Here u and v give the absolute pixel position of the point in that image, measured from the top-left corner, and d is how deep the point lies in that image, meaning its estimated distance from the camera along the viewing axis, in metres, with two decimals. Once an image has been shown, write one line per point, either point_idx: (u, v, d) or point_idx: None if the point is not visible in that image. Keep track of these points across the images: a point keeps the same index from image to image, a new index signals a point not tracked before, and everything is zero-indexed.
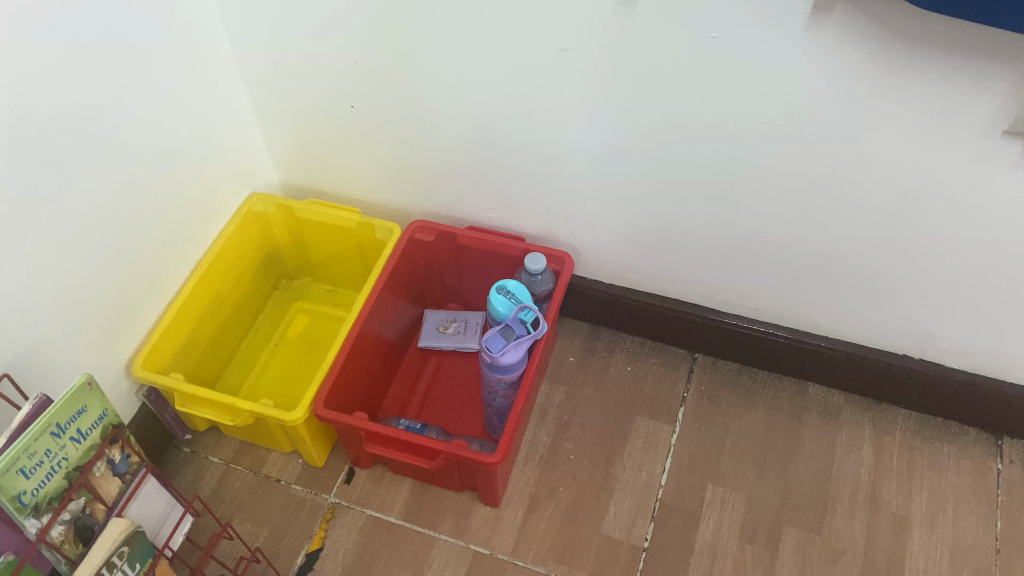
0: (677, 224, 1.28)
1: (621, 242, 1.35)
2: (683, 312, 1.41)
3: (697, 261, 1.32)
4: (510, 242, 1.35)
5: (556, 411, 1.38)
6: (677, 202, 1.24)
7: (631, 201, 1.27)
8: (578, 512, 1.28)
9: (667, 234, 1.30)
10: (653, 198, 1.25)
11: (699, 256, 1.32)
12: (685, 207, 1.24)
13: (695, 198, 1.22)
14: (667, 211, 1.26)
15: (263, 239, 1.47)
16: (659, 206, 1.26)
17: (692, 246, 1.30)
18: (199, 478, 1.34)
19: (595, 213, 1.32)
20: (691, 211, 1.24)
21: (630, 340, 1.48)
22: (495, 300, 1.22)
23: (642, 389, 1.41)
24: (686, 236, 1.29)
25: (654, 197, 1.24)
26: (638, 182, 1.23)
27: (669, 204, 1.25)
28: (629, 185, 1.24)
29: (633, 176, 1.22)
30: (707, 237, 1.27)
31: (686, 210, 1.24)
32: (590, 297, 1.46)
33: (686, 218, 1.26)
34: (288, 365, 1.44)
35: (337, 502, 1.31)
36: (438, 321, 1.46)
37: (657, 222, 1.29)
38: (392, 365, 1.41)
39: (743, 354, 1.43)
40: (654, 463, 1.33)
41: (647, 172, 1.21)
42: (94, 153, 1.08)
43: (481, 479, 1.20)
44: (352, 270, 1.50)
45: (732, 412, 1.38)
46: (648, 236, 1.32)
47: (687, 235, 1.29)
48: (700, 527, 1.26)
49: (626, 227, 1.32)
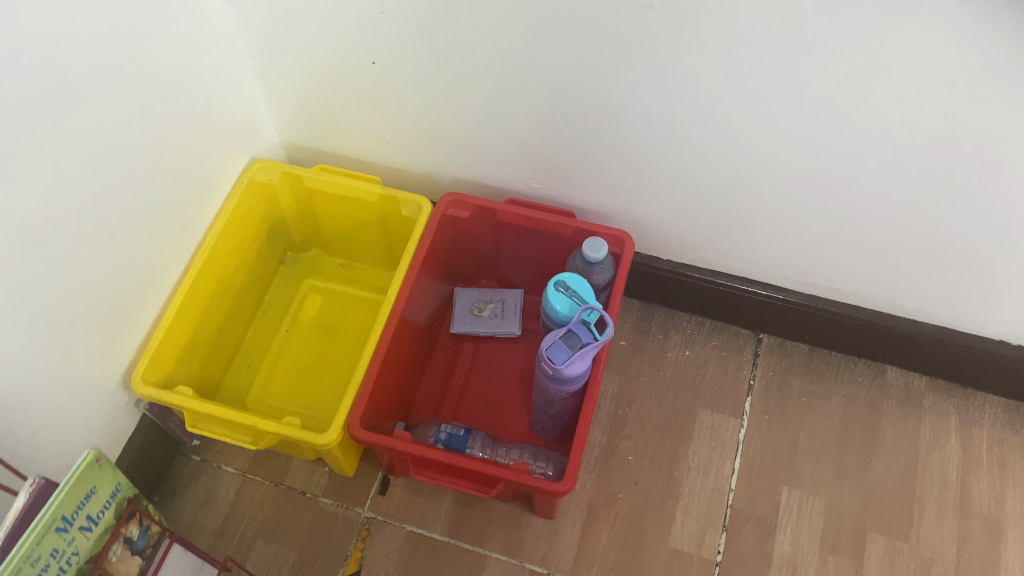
0: (757, 208, 1.10)
1: (686, 219, 1.17)
2: (750, 292, 1.25)
3: (776, 243, 1.15)
4: (561, 220, 1.16)
5: (609, 406, 1.24)
6: (763, 188, 1.05)
7: (707, 179, 1.08)
8: (642, 523, 1.16)
9: (743, 217, 1.12)
10: (731, 181, 1.06)
11: (780, 238, 1.14)
12: (770, 191, 1.06)
13: (786, 182, 1.03)
14: (747, 194, 1.08)
15: (267, 212, 1.27)
16: (739, 189, 1.07)
17: (771, 228, 1.13)
18: (214, 493, 1.19)
19: (661, 188, 1.13)
20: (777, 198, 1.06)
21: (686, 319, 1.33)
22: (554, 298, 1.06)
23: (703, 378, 1.26)
24: (765, 219, 1.11)
25: (735, 182, 1.06)
26: (717, 167, 1.04)
27: (752, 190, 1.06)
28: (704, 166, 1.05)
29: (712, 158, 1.03)
30: (793, 220, 1.10)
31: (771, 197, 1.06)
32: (643, 273, 1.29)
33: (770, 201, 1.07)
34: (304, 358, 1.27)
35: (372, 517, 1.17)
36: (472, 304, 1.28)
37: (734, 203, 1.10)
38: (422, 357, 1.25)
39: (814, 336, 1.28)
40: (721, 464, 1.20)
41: (728, 156, 1.02)
42: (59, 145, 0.87)
43: (541, 501, 1.06)
44: (370, 244, 1.31)
45: (804, 403, 1.24)
46: (720, 215, 1.14)
47: (768, 218, 1.11)
48: (777, 536, 1.15)
49: (695, 204, 1.14)
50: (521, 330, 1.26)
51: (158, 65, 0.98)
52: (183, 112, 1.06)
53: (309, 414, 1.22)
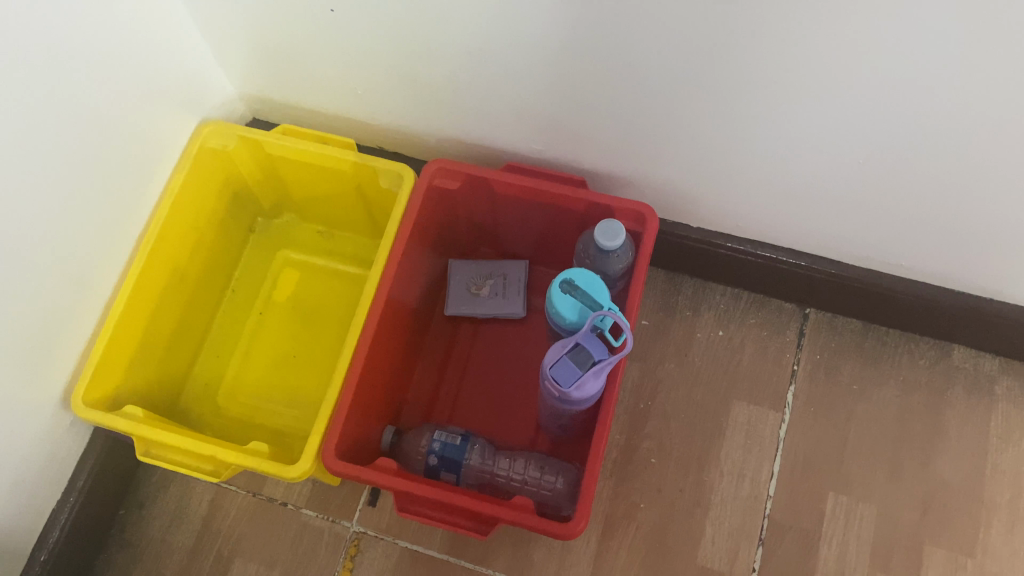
0: (811, 180, 0.89)
1: (721, 191, 0.97)
2: (797, 266, 1.06)
3: (832, 218, 0.95)
4: (570, 193, 0.97)
5: (629, 399, 1.08)
6: (822, 158, 0.84)
7: (751, 150, 0.87)
8: (665, 537, 1.02)
9: (792, 190, 0.92)
10: (782, 152, 0.85)
11: (836, 214, 0.94)
12: (828, 164, 0.85)
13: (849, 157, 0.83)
14: (800, 165, 0.87)
15: (226, 180, 1.09)
16: (790, 159, 0.86)
17: (826, 203, 0.93)
18: (186, 505, 1.07)
19: (691, 158, 0.92)
20: (839, 171, 0.86)
21: (721, 291, 1.14)
22: (559, 300, 0.88)
23: (738, 364, 1.10)
24: (823, 191, 0.90)
25: (787, 151, 0.85)
26: (765, 134, 0.83)
27: (809, 160, 0.85)
28: (749, 135, 0.84)
29: (760, 126, 0.82)
30: (855, 195, 0.89)
31: (833, 167, 0.85)
32: (670, 243, 1.10)
33: (828, 175, 0.87)
34: (280, 347, 1.12)
35: (361, 533, 1.04)
36: (469, 280, 1.11)
37: (782, 177, 0.90)
38: (413, 347, 1.08)
39: (870, 312, 1.10)
40: (758, 466, 1.05)
41: (782, 125, 0.80)
42: None
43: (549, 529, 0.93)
44: (350, 211, 1.13)
45: (856, 393, 1.08)
46: (764, 188, 0.93)
47: (823, 193, 0.91)
48: (821, 550, 1.01)
49: (734, 176, 0.93)
50: (526, 312, 1.09)
51: (55, 31, 0.78)
52: (101, 80, 0.86)
53: (287, 416, 1.07)
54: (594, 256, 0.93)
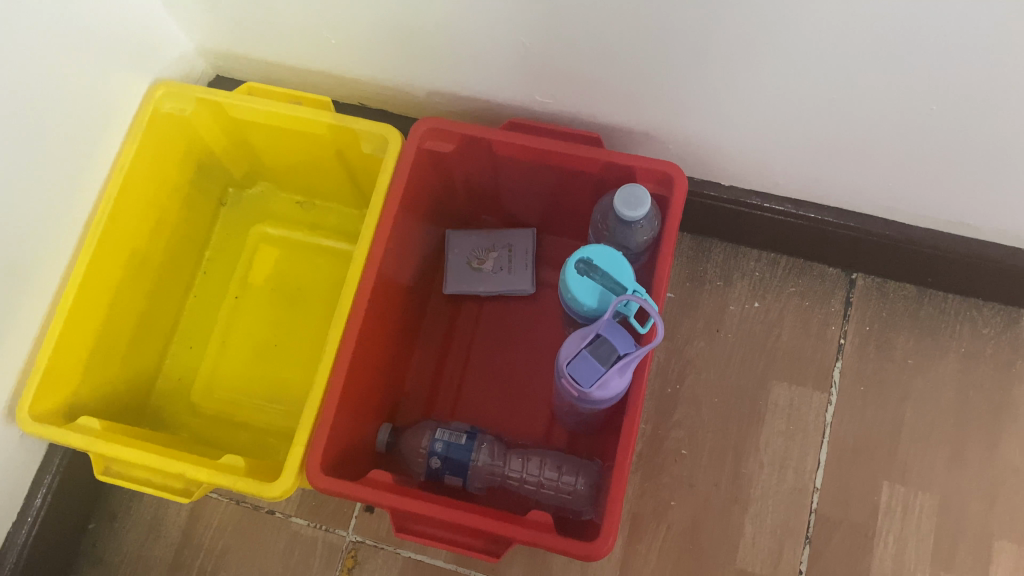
0: (870, 138, 0.75)
1: (760, 151, 0.83)
2: (846, 228, 0.92)
3: (890, 178, 0.81)
4: (584, 154, 0.83)
5: (655, 383, 0.96)
6: (886, 114, 0.70)
7: (798, 107, 0.72)
8: (700, 538, 0.91)
9: (845, 149, 0.78)
10: (838, 108, 0.71)
11: (896, 173, 0.80)
12: (892, 121, 0.71)
13: (921, 112, 0.68)
14: (858, 123, 0.72)
15: (187, 148, 0.95)
16: (847, 116, 0.72)
17: (886, 163, 0.78)
18: (161, 516, 0.96)
19: (725, 115, 0.78)
20: (905, 128, 0.71)
21: (755, 257, 1.01)
22: (575, 282, 0.76)
23: (777, 340, 0.97)
24: (883, 150, 0.76)
25: (843, 108, 0.70)
26: (818, 91, 0.68)
27: (869, 117, 0.71)
28: (798, 91, 0.70)
29: (814, 81, 0.67)
30: (923, 153, 0.75)
31: (898, 124, 0.71)
32: (698, 205, 0.96)
33: (892, 132, 0.73)
34: (260, 335, 0.99)
35: (359, 542, 0.93)
36: (470, 254, 0.99)
37: (835, 135, 0.76)
38: (409, 333, 0.96)
39: (927, 276, 0.96)
40: (802, 456, 0.93)
41: (841, 78, 0.66)
42: None
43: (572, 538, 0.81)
44: (332, 177, 0.99)
45: (911, 367, 0.95)
46: (812, 147, 0.79)
47: (883, 152, 0.77)
48: (876, 548, 0.90)
49: (775, 136, 0.79)
50: (534, 289, 0.97)
51: None
52: (18, 44, 0.71)
53: (270, 413, 0.96)
54: (614, 227, 0.80)
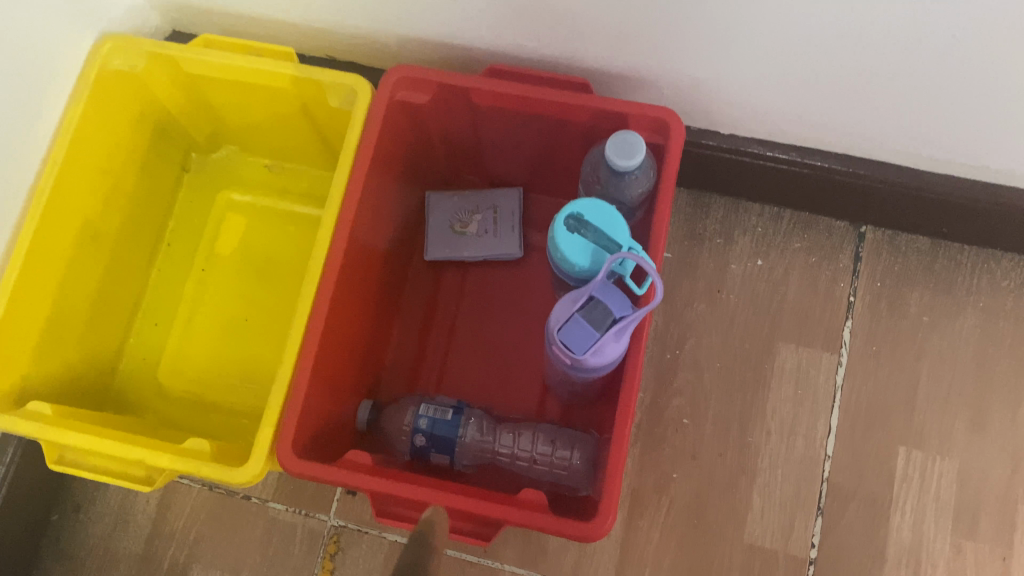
0: (884, 79, 0.68)
1: (763, 96, 0.76)
2: (855, 177, 0.85)
3: (904, 121, 0.75)
4: (572, 102, 0.76)
5: (653, 350, 0.90)
6: (904, 52, 0.63)
7: (806, 45, 0.65)
8: (705, 513, 0.86)
9: (856, 91, 0.71)
10: (852, 45, 0.64)
11: (910, 116, 0.74)
12: (910, 60, 0.64)
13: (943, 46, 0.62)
14: (872, 62, 0.66)
15: (141, 110, 0.87)
16: (860, 56, 0.65)
17: (901, 105, 0.72)
18: (129, 505, 0.89)
19: (724, 56, 0.71)
20: (925, 65, 0.65)
21: (758, 211, 0.94)
22: (566, 241, 0.68)
23: (782, 300, 0.91)
24: (897, 91, 0.70)
25: (856, 46, 0.64)
26: (831, 24, 0.61)
27: (885, 53, 0.64)
28: (808, 28, 0.63)
29: (826, 13, 0.60)
30: (943, 93, 0.68)
31: (915, 63, 0.65)
32: (695, 156, 0.89)
33: (909, 68, 0.66)
34: (229, 311, 0.93)
35: (341, 527, 0.87)
36: (452, 217, 0.92)
37: (845, 75, 0.69)
38: (389, 302, 0.89)
39: (942, 227, 0.90)
40: (812, 422, 0.88)
41: (857, 9, 0.59)
42: None
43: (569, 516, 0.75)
44: (300, 138, 0.92)
45: (926, 325, 0.90)
46: (820, 91, 0.73)
47: (898, 92, 0.70)
48: (892, 518, 0.85)
49: (779, 79, 0.72)
50: (522, 253, 0.91)
51: None
52: None
53: (243, 393, 0.89)
54: (606, 179, 0.73)
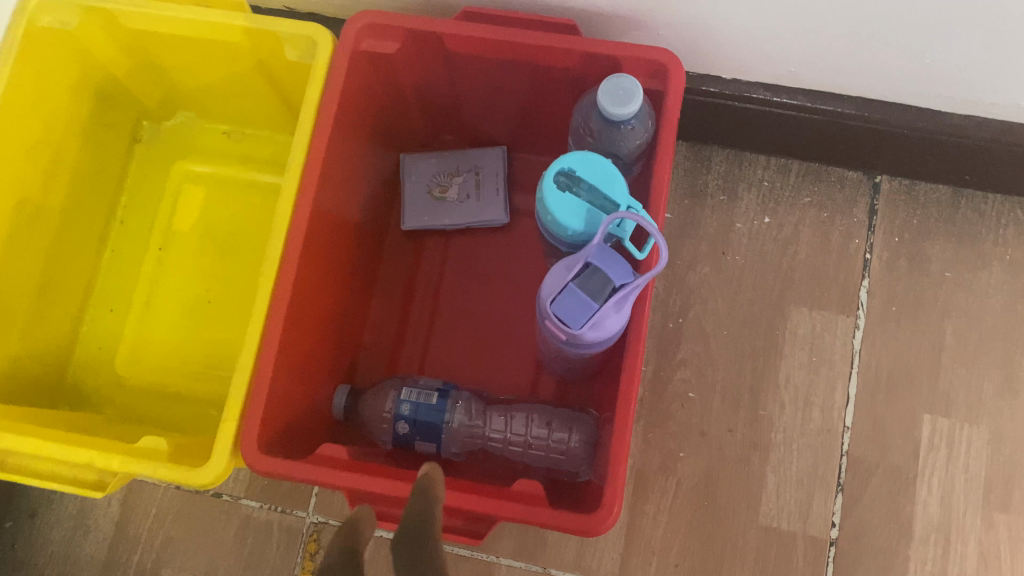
0: (910, 11, 0.60)
1: (771, 36, 0.68)
2: (871, 123, 0.78)
3: (928, 58, 0.67)
4: (559, 46, 0.68)
5: (655, 319, 0.83)
6: None
7: None
8: (716, 494, 0.79)
9: (877, 29, 0.63)
10: None
11: (936, 54, 0.66)
12: None
13: None
14: None
15: (81, 72, 0.78)
16: None
17: (928, 42, 0.64)
18: (89, 507, 0.82)
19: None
20: None
21: (763, 164, 0.87)
22: (556, 198, 0.60)
23: (792, 260, 0.84)
24: (923, 27, 0.62)
25: None
26: None
27: None
28: None
29: None
30: (976, 28, 0.61)
31: None
32: (694, 105, 0.81)
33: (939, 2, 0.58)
34: (190, 292, 0.85)
35: (321, 523, 0.80)
36: (429, 179, 0.84)
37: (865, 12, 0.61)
38: (364, 276, 0.81)
39: (965, 175, 0.83)
40: (828, 392, 0.81)
41: None
42: None
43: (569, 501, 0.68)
44: (260, 99, 0.83)
45: (949, 283, 0.83)
46: (836, 29, 0.65)
47: (925, 31, 0.62)
48: (919, 492, 0.78)
49: (790, 20, 0.64)
50: (507, 218, 0.83)
51: None
52: None
53: (209, 382, 0.82)
54: (600, 130, 0.65)
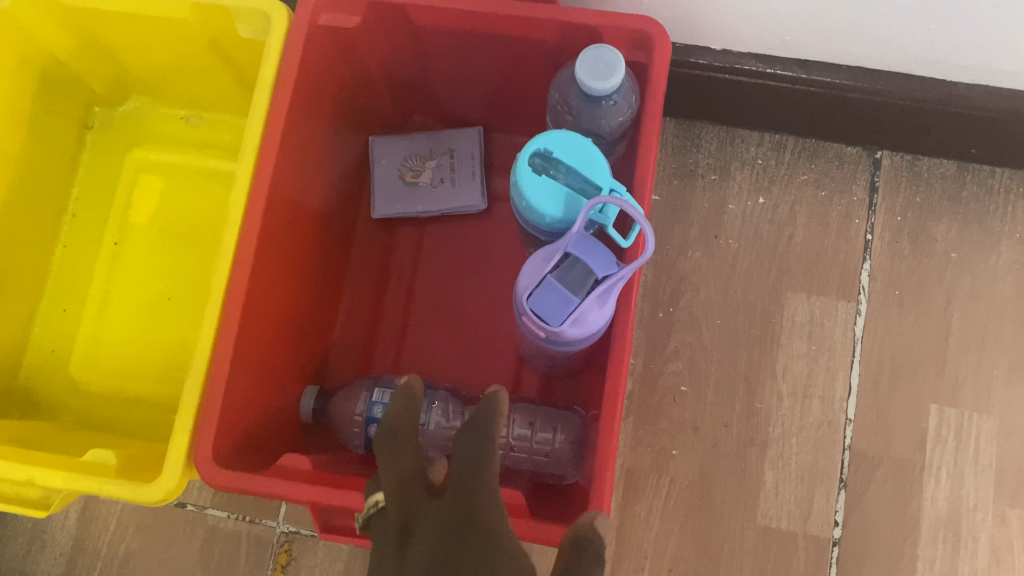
0: None
1: (763, 2, 0.63)
2: (871, 94, 0.72)
3: (934, 24, 0.62)
4: (534, 16, 0.62)
5: (643, 308, 0.79)
6: None
7: None
8: (712, 493, 0.75)
9: None
10: None
11: (943, 20, 0.61)
12: None
13: None
14: None
15: (21, 55, 0.72)
16: None
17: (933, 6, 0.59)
18: (45, 521, 0.77)
19: None
20: None
21: (756, 140, 0.82)
22: (532, 183, 0.55)
23: (789, 243, 0.79)
24: None
25: None
26: None
27: None
28: None
29: None
30: None
31: None
32: (682, 79, 0.76)
33: None
34: (148, 288, 0.79)
35: (292, 533, 0.76)
36: (400, 163, 0.78)
37: None
38: (333, 269, 0.76)
39: (971, 148, 0.77)
40: (829, 382, 0.76)
41: None
42: None
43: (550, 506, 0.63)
44: (216, 80, 0.78)
45: (955, 264, 0.78)
46: None
47: None
48: (926, 486, 0.74)
49: None
50: (485, 204, 0.78)
51: None
52: None
53: (170, 385, 0.77)
54: (579, 107, 0.60)
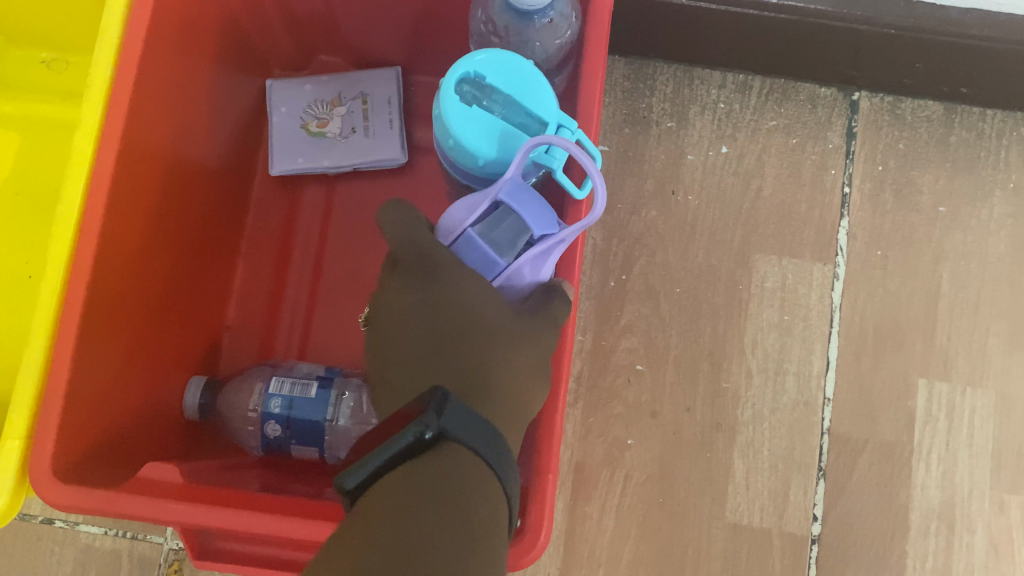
0: None
1: None
2: (850, 22, 0.62)
3: None
4: None
5: (592, 276, 0.68)
6: None
7: None
8: (674, 486, 0.66)
9: None
10: None
11: None
12: None
13: None
14: None
15: None
16: None
17: None
18: None
19: None
20: None
21: (718, 81, 0.71)
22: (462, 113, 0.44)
23: (757, 198, 0.69)
24: None
25: None
26: None
27: None
28: None
29: None
30: None
31: None
32: (633, 9, 0.65)
33: None
34: (5, 265, 0.65)
35: (181, 551, 0.66)
36: (303, 110, 0.67)
37: None
38: (224, 237, 0.64)
39: (960, 87, 0.68)
40: (805, 356, 0.68)
41: None
42: None
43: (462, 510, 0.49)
44: (78, 11, 0.65)
45: (944, 219, 0.70)
46: None
47: None
48: (915, 471, 0.66)
49: None
50: (404, 155, 0.66)
51: None
52: None
53: None
54: (507, 25, 0.48)
